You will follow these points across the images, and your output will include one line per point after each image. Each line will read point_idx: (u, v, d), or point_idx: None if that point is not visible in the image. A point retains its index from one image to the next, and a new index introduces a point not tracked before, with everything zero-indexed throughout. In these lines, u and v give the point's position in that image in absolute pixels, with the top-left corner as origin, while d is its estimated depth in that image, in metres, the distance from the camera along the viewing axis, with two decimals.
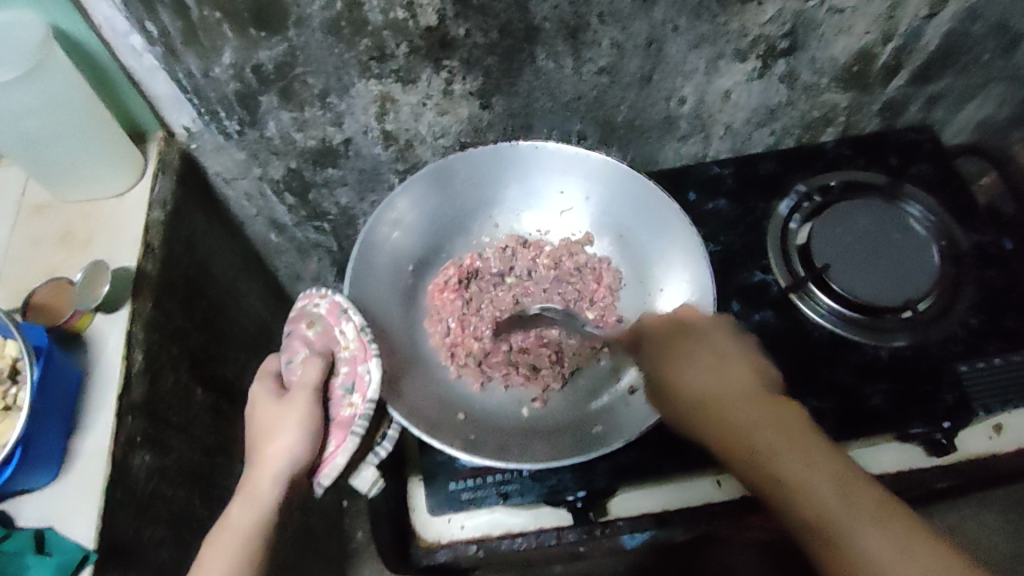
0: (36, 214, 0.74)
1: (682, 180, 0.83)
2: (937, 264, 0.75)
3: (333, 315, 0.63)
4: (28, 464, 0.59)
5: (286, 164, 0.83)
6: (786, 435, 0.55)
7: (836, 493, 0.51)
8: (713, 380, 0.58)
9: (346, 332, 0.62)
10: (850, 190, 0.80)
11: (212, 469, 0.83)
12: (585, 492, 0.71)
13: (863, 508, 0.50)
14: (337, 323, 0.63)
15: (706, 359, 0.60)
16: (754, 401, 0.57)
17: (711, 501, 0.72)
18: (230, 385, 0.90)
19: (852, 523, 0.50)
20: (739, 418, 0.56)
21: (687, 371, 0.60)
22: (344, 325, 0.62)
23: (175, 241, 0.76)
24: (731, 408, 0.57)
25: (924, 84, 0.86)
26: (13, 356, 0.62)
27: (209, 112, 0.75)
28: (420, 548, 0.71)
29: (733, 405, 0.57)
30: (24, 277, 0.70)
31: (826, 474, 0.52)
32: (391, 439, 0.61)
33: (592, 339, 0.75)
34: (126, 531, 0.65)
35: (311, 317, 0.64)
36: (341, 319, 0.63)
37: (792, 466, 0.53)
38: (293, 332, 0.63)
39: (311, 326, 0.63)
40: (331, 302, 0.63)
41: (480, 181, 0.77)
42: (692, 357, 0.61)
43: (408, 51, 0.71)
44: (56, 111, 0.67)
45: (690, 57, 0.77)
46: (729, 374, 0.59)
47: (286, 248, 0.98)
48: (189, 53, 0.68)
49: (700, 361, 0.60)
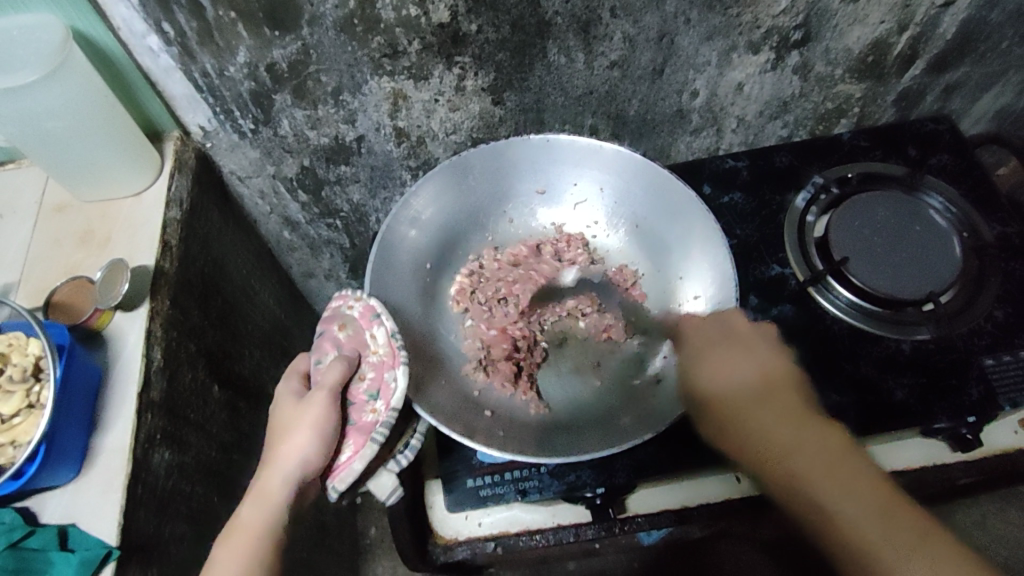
0: (56, 214, 0.75)
1: (696, 174, 0.82)
2: (959, 256, 0.73)
3: (366, 319, 0.64)
4: (52, 463, 0.60)
5: (300, 162, 0.83)
6: (806, 448, 0.58)
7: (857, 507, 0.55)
8: (724, 382, 0.61)
9: (376, 336, 0.63)
10: (868, 182, 0.79)
11: (229, 465, 0.84)
12: (604, 489, 0.69)
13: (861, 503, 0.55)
14: (369, 327, 0.63)
15: (734, 364, 0.62)
16: (763, 401, 0.60)
17: (732, 498, 0.71)
18: (245, 382, 0.91)
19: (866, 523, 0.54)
20: (767, 436, 0.59)
21: (704, 373, 0.63)
22: (376, 329, 0.63)
23: (191, 238, 0.77)
24: (752, 413, 0.60)
25: (941, 74, 0.85)
26: (36, 354, 0.62)
27: (224, 111, 0.76)
28: (438, 545, 0.72)
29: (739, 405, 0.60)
30: (45, 276, 0.71)
31: (833, 457, 0.58)
32: (413, 449, 0.60)
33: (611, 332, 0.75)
34: (147, 527, 0.65)
35: (344, 319, 0.65)
36: (373, 323, 0.63)
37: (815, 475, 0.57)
38: (324, 333, 0.64)
39: (343, 328, 0.64)
40: (365, 305, 0.64)
41: (496, 176, 0.77)
42: (718, 354, 0.63)
43: (420, 48, 0.71)
44: (75, 112, 0.68)
45: (702, 50, 0.77)
46: (748, 372, 0.62)
47: (299, 246, 0.99)
48: (203, 53, 0.69)
49: (715, 363, 0.63)
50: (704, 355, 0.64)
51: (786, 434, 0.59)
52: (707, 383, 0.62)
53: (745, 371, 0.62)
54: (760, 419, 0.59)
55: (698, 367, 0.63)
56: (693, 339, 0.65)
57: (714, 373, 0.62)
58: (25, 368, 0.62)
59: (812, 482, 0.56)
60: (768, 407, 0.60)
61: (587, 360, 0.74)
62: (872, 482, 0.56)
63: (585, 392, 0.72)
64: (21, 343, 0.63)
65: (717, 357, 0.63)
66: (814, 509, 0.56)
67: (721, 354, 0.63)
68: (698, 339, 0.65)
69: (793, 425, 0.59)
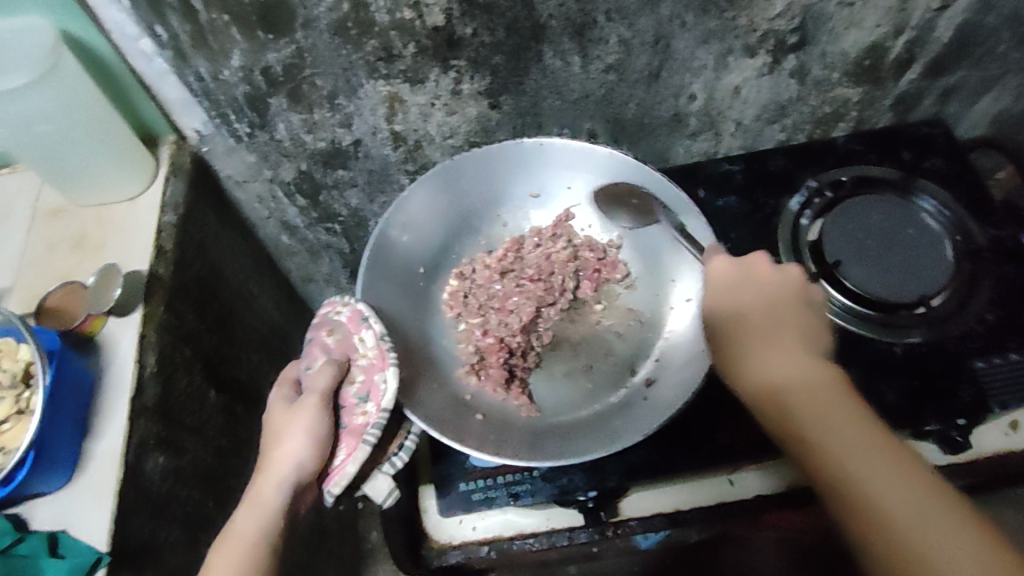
0: (50, 219, 0.75)
1: (692, 177, 0.82)
2: (951, 259, 0.74)
3: (354, 324, 0.64)
4: (41, 469, 0.59)
5: (296, 166, 0.83)
6: (870, 452, 0.50)
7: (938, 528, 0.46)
8: (782, 367, 0.56)
9: (365, 340, 0.63)
10: (862, 185, 0.79)
11: (226, 470, 0.84)
12: (596, 492, 0.70)
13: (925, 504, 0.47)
14: (358, 330, 0.64)
15: (772, 350, 0.58)
16: (826, 394, 0.54)
17: (725, 501, 0.71)
18: (243, 386, 0.91)
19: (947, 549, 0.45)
20: (822, 428, 0.52)
21: (752, 358, 0.58)
22: (364, 332, 0.63)
23: (188, 244, 0.77)
24: (807, 407, 0.53)
25: (937, 77, 0.85)
26: (26, 360, 0.62)
27: (219, 114, 0.75)
28: (432, 550, 0.72)
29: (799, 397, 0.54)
30: (40, 281, 0.71)
31: (916, 478, 0.49)
32: (408, 450, 0.60)
33: (601, 337, 0.75)
34: (141, 533, 0.65)
35: (332, 325, 0.65)
36: (361, 327, 0.63)
37: (863, 460, 0.50)
38: (313, 340, 0.65)
39: (331, 333, 0.64)
40: (353, 309, 0.64)
41: (488, 179, 0.78)
42: (772, 344, 0.58)
43: (415, 51, 0.71)
44: (67, 116, 0.68)
45: (699, 53, 0.77)
46: (802, 358, 0.56)
47: (297, 250, 0.99)
48: (197, 56, 0.69)
49: (763, 349, 0.58)
50: (744, 337, 0.59)
51: (846, 434, 0.51)
52: (751, 373, 0.57)
53: (807, 365, 0.56)
54: (823, 415, 0.53)
55: (742, 351, 0.59)
56: (739, 334, 0.60)
57: (770, 360, 0.57)
58: (16, 373, 0.62)
59: (881, 490, 0.48)
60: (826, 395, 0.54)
61: (578, 364, 0.74)
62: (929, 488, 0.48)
63: (574, 395, 0.72)
64: (12, 348, 0.63)
65: (775, 343, 0.58)
66: (869, 504, 0.48)
67: (765, 335, 0.58)
68: (726, 328, 0.61)
69: (863, 423, 0.52)
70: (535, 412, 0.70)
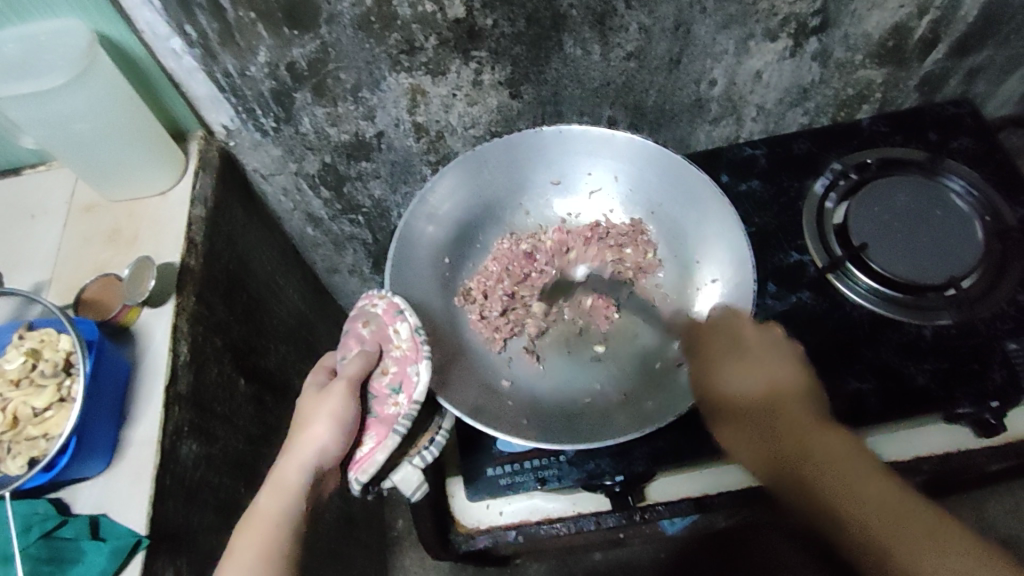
0: (85, 214, 0.77)
1: (715, 162, 0.82)
2: (981, 239, 0.73)
3: (389, 316, 0.64)
4: (83, 455, 0.61)
5: (321, 159, 0.84)
6: (843, 473, 0.59)
7: (899, 525, 0.56)
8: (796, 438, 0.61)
9: (400, 331, 0.63)
10: (887, 167, 0.78)
11: (256, 458, 0.86)
12: (623, 477, 0.70)
13: (870, 492, 0.59)
14: (392, 322, 0.64)
15: (735, 362, 0.64)
16: (785, 412, 0.62)
17: (752, 484, 0.71)
18: (271, 375, 0.93)
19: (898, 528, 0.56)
20: (818, 472, 0.60)
21: (720, 378, 0.64)
22: (399, 324, 0.63)
23: (216, 235, 0.79)
24: (771, 424, 0.62)
25: (963, 57, 0.84)
26: (66, 350, 0.64)
27: (246, 110, 0.77)
28: (459, 535, 0.73)
29: (752, 414, 0.63)
30: (76, 274, 0.73)
31: (882, 487, 0.59)
32: (438, 446, 0.61)
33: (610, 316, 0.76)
34: (177, 519, 0.67)
35: (367, 317, 0.65)
36: (396, 319, 0.64)
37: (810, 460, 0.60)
38: (350, 332, 0.64)
39: (367, 325, 0.64)
40: (388, 302, 0.64)
41: (510, 168, 0.78)
42: (730, 356, 0.65)
43: (437, 44, 0.72)
44: (100, 115, 0.70)
45: (719, 39, 0.77)
46: (731, 378, 0.64)
47: (322, 242, 1.00)
48: (225, 53, 0.70)
49: (735, 359, 0.64)
50: (722, 356, 0.65)
51: (831, 469, 0.60)
52: (732, 391, 0.63)
53: (814, 433, 0.61)
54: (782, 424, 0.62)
55: (731, 376, 0.64)
56: (716, 338, 0.67)
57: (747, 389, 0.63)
58: (56, 363, 0.63)
59: (837, 503, 0.58)
60: (789, 417, 0.62)
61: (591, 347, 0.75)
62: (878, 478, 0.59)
63: (600, 382, 0.72)
64: (52, 339, 0.64)
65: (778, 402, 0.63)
66: (830, 509, 0.58)
67: (755, 378, 0.63)
68: (708, 353, 0.66)
69: (837, 460, 0.60)
70: (538, 365, 0.74)
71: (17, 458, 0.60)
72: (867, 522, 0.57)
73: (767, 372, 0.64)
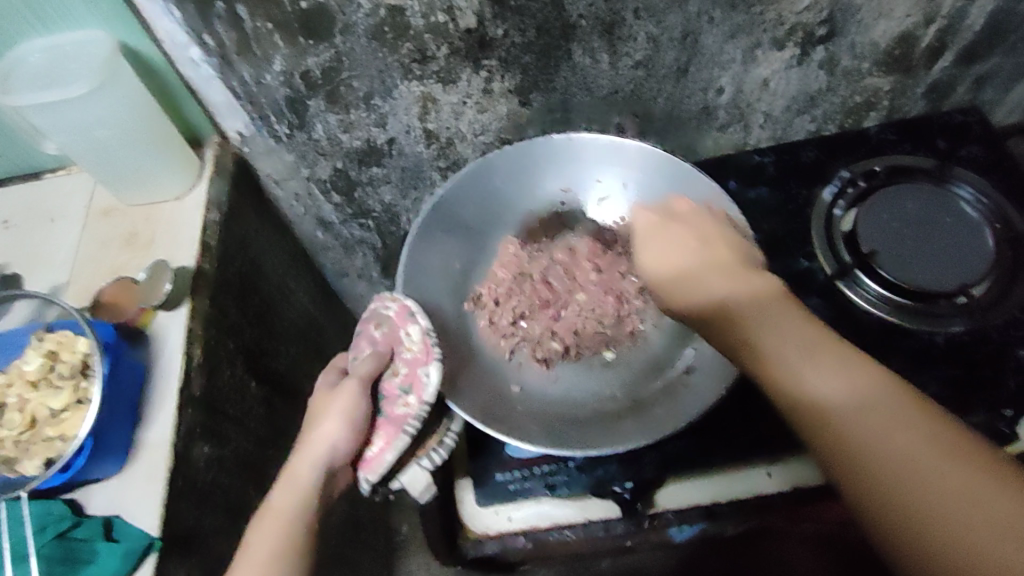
0: (103, 218, 0.79)
1: (723, 169, 0.83)
2: (991, 247, 0.73)
3: (401, 318, 0.65)
4: (98, 456, 0.62)
5: (332, 164, 0.86)
6: (899, 433, 0.45)
7: (946, 479, 0.43)
8: (890, 439, 0.45)
9: (411, 334, 0.64)
10: (896, 175, 0.78)
11: (265, 461, 0.87)
12: (632, 484, 0.71)
13: (911, 441, 0.45)
14: (404, 325, 0.65)
15: (797, 338, 0.51)
16: (853, 386, 0.48)
17: (762, 492, 0.71)
18: (281, 378, 0.94)
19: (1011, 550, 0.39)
20: (861, 429, 0.46)
21: (771, 341, 0.51)
22: (411, 327, 0.64)
23: (230, 240, 0.80)
24: (863, 427, 0.46)
25: (970, 65, 0.85)
26: (83, 352, 0.65)
27: (261, 117, 0.78)
28: (468, 540, 0.73)
29: (781, 348, 0.51)
30: (93, 276, 0.75)
31: (922, 435, 0.45)
32: (446, 447, 0.62)
33: (624, 324, 0.76)
34: (188, 521, 0.67)
35: (380, 318, 0.66)
36: (408, 321, 0.64)
37: (875, 427, 0.46)
38: (362, 332, 0.66)
39: (379, 326, 0.65)
40: (400, 304, 0.65)
41: (521, 175, 0.79)
42: (801, 330, 0.51)
43: (448, 53, 0.73)
44: (120, 122, 0.71)
45: (727, 48, 0.77)
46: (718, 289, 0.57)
47: (332, 246, 1.02)
48: (242, 62, 0.72)
49: (803, 350, 0.50)
50: (809, 346, 0.50)
51: (875, 427, 0.46)
52: (694, 300, 0.59)
53: (852, 377, 0.48)
54: (817, 372, 0.49)
55: (814, 371, 0.49)
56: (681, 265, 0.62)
57: (838, 386, 0.48)
58: (74, 365, 0.64)
59: (863, 439, 0.46)
60: (807, 347, 0.50)
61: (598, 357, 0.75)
62: (974, 460, 0.44)
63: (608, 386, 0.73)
64: (69, 341, 0.65)
65: (866, 379, 0.48)
66: (841, 443, 0.46)
67: (835, 361, 0.49)
68: (683, 277, 0.61)
69: (904, 430, 0.45)
70: (550, 373, 0.74)
71: (35, 458, 0.61)
72: (925, 485, 0.43)
73: (760, 301, 0.55)
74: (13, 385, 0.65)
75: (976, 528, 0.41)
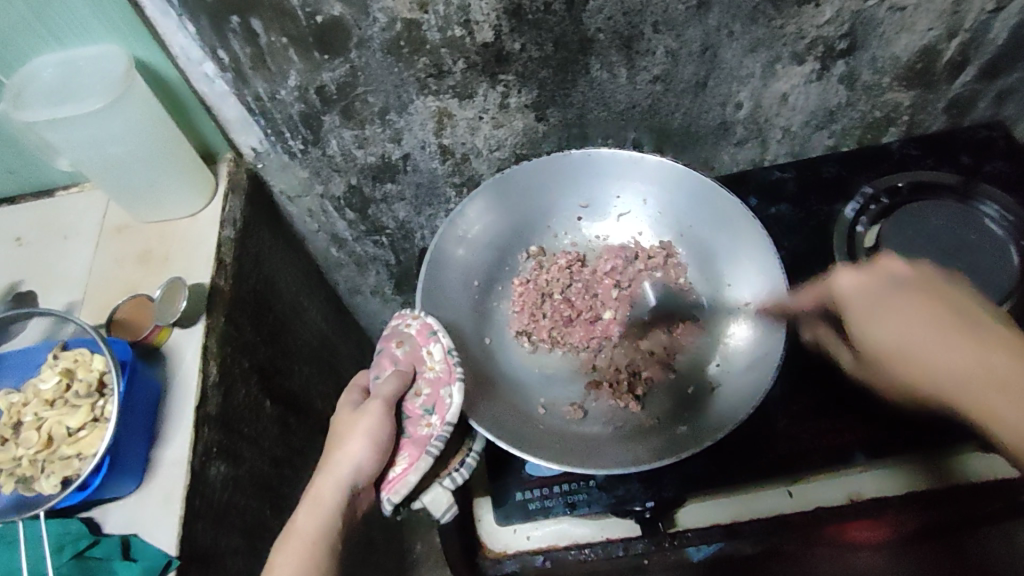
0: (117, 235, 0.78)
1: (742, 185, 0.82)
2: (1017, 265, 0.71)
3: (423, 336, 0.64)
4: (116, 475, 0.61)
5: (346, 180, 0.85)
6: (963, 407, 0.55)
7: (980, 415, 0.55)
8: (958, 366, 0.55)
9: (433, 353, 0.63)
10: (919, 191, 0.77)
11: (280, 479, 0.86)
12: (653, 502, 0.69)
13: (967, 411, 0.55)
14: (426, 344, 0.64)
15: (899, 310, 0.59)
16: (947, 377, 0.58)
17: (782, 511, 0.70)
18: (295, 396, 0.93)
19: (1016, 414, 0.51)
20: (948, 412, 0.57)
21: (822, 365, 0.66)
22: (433, 346, 0.63)
23: (244, 258, 0.79)
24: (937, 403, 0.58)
25: (993, 80, 0.83)
26: (100, 370, 0.64)
27: (275, 132, 0.78)
28: (487, 558, 0.72)
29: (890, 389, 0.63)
30: (108, 294, 0.74)
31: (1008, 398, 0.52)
32: (468, 467, 0.61)
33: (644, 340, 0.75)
34: (205, 540, 0.67)
35: (401, 336, 0.65)
36: (430, 340, 0.63)
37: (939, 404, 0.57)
38: (384, 350, 0.65)
39: (401, 345, 0.64)
40: (422, 322, 0.64)
41: (540, 192, 0.78)
42: (892, 307, 0.59)
43: (465, 67, 0.72)
44: (135, 137, 0.71)
45: (746, 62, 0.77)
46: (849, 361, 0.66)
47: (344, 262, 1.01)
48: (257, 77, 0.71)
49: (892, 318, 0.59)
50: (875, 314, 0.60)
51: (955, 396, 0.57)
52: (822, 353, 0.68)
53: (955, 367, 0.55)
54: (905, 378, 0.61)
55: (925, 341, 0.57)
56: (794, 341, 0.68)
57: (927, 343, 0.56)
58: (90, 383, 0.63)
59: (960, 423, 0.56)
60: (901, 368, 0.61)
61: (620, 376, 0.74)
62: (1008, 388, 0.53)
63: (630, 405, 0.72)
64: (86, 359, 0.64)
65: (949, 337, 0.56)
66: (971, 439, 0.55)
67: (942, 339, 0.56)
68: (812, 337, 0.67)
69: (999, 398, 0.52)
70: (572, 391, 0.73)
71: (51, 477, 0.60)
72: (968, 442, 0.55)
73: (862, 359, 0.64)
74: (29, 404, 0.64)
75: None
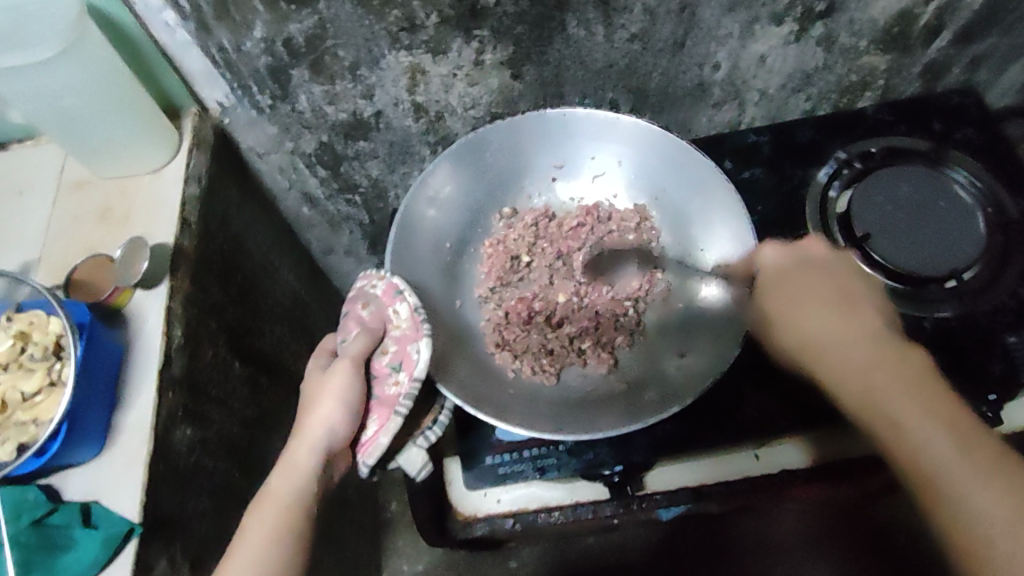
0: (75, 190, 0.75)
1: (718, 148, 0.82)
2: (982, 232, 0.72)
3: (388, 296, 0.63)
4: (74, 440, 0.60)
5: (317, 137, 0.83)
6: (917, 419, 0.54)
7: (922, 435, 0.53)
8: (935, 443, 0.53)
9: (399, 312, 0.62)
10: (892, 157, 0.78)
11: (250, 441, 0.85)
12: (622, 467, 0.70)
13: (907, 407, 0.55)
14: (392, 303, 0.63)
15: (830, 316, 0.60)
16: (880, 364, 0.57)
17: (750, 474, 0.72)
18: (267, 357, 0.92)
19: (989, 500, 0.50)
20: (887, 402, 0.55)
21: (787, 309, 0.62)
22: (399, 305, 0.62)
23: (211, 217, 0.77)
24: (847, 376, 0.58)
25: (967, 45, 0.84)
26: (57, 333, 0.62)
27: (242, 86, 0.75)
28: (457, 522, 0.73)
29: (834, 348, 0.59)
30: (67, 253, 0.72)
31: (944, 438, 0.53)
32: (441, 425, 0.62)
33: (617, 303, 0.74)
34: (171, 505, 0.66)
35: (367, 298, 0.64)
36: (396, 300, 0.63)
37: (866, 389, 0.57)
38: (349, 313, 0.64)
39: (367, 306, 0.64)
40: (388, 282, 0.64)
41: (514, 152, 0.77)
42: (812, 305, 0.61)
43: (438, 21, 0.70)
44: (89, 89, 0.67)
45: (724, 22, 0.75)
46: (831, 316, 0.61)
47: (318, 221, 0.99)
48: (220, 28, 0.68)
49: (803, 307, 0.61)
50: (839, 366, 0.58)
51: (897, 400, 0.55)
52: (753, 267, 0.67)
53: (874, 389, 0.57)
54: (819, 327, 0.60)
55: (883, 406, 0.56)
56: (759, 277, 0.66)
57: (914, 417, 0.54)
58: (47, 346, 0.62)
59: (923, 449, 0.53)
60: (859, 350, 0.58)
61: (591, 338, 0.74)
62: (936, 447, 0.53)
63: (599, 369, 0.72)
64: (42, 322, 0.63)
65: (928, 409, 0.54)
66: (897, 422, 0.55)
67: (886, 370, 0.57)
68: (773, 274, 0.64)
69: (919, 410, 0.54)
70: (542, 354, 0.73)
71: (6, 444, 0.59)
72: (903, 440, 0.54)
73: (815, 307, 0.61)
74: None
75: (973, 506, 0.50)
